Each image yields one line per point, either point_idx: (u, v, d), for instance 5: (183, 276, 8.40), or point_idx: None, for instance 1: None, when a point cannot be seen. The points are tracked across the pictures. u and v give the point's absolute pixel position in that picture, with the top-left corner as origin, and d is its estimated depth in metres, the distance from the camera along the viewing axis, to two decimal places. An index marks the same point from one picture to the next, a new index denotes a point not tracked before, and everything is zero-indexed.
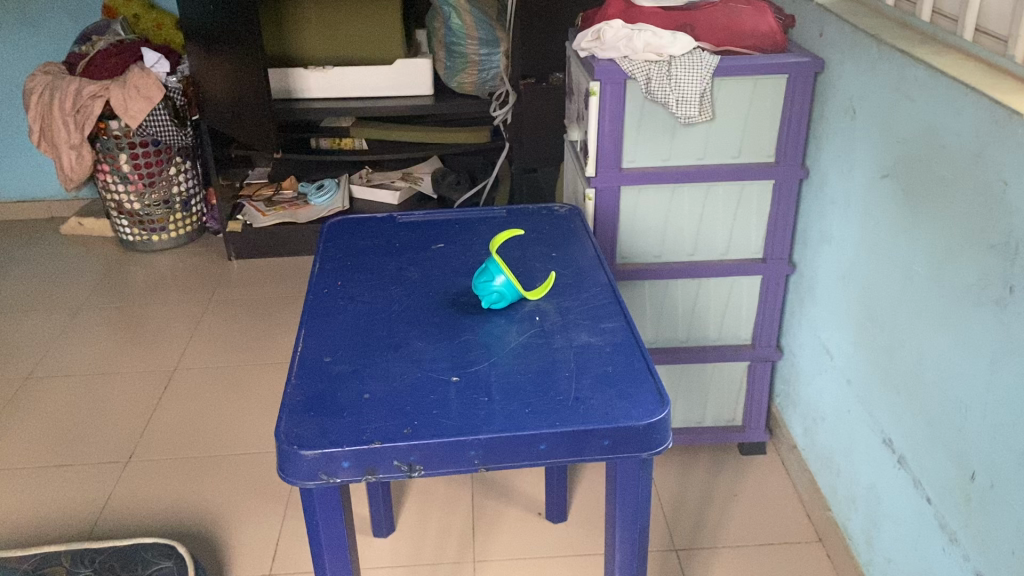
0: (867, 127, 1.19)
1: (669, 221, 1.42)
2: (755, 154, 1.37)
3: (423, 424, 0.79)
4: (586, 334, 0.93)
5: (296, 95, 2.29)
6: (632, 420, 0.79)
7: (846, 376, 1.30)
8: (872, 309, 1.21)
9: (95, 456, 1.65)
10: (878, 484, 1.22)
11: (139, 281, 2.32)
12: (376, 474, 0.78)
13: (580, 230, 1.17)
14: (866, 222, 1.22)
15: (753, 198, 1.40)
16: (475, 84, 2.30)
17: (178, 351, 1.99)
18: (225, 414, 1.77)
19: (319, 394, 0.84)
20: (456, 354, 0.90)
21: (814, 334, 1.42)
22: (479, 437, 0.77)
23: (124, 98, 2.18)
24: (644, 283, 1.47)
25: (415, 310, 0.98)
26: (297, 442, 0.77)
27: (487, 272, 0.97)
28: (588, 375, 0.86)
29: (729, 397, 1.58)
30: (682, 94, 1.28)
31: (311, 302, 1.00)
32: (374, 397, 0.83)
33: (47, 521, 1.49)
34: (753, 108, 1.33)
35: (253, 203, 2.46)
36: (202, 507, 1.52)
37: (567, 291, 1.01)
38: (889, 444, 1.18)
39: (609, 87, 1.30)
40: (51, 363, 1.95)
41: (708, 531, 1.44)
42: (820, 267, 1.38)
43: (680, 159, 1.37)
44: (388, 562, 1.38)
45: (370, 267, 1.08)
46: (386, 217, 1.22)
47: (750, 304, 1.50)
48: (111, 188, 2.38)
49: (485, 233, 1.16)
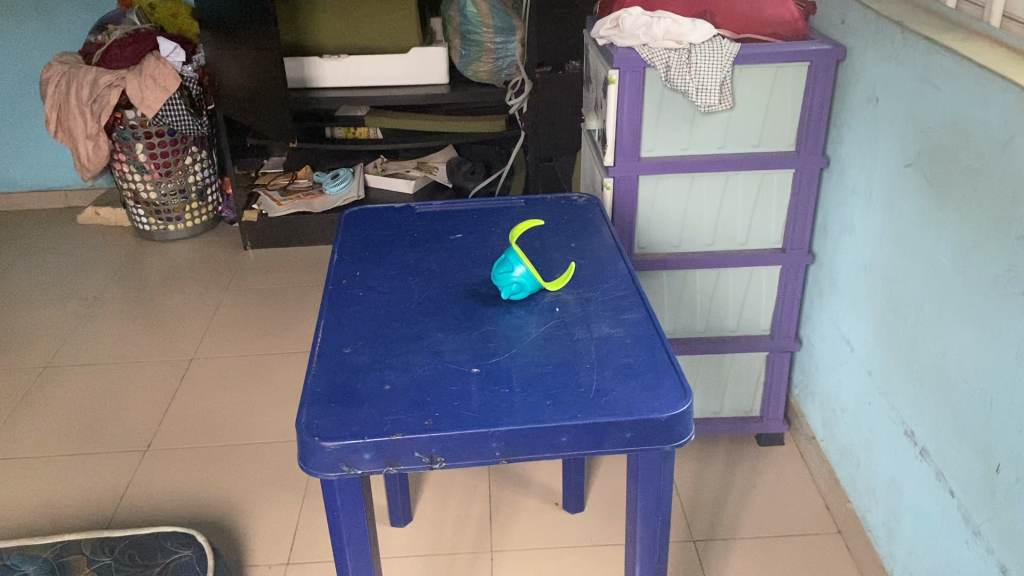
0: (891, 114, 1.17)
1: (689, 210, 1.41)
2: (774, 144, 1.36)
3: (444, 415, 0.79)
4: (607, 325, 0.92)
5: (312, 84, 2.29)
6: (656, 412, 0.78)
7: (867, 368, 1.29)
8: (894, 300, 1.20)
9: (115, 444, 1.66)
10: (899, 478, 1.21)
11: (157, 271, 2.33)
12: (397, 466, 0.78)
13: (598, 220, 1.16)
14: (888, 214, 1.20)
15: (773, 187, 1.39)
16: (490, 73, 2.28)
17: (195, 340, 2.00)
18: (244, 402, 1.77)
19: (338, 386, 0.84)
20: (477, 345, 0.89)
21: (834, 325, 1.40)
22: (501, 429, 0.77)
23: (140, 88, 2.18)
24: (663, 274, 1.46)
25: (434, 301, 0.98)
26: (317, 434, 0.77)
27: (506, 263, 0.96)
28: (610, 367, 0.85)
29: (747, 387, 1.57)
30: (702, 82, 1.27)
31: (329, 293, 1.00)
32: (395, 388, 0.83)
33: (68, 508, 1.50)
34: (774, 97, 1.31)
35: (268, 192, 2.45)
36: (220, 496, 1.52)
37: (588, 282, 1.01)
38: (911, 436, 1.17)
39: (629, 75, 1.29)
40: (70, 352, 1.96)
41: (725, 522, 1.44)
42: (841, 257, 1.36)
43: (700, 149, 1.36)
44: (406, 552, 1.38)
45: (389, 258, 1.08)
46: (404, 207, 1.22)
47: (769, 295, 1.49)
48: (127, 177, 2.38)
49: (504, 224, 1.16)
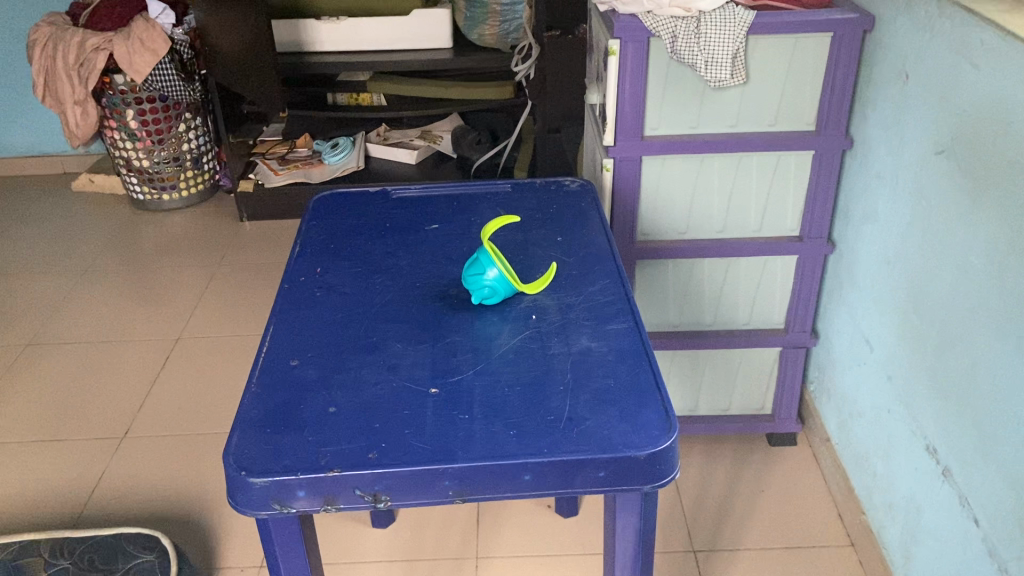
0: (923, 94, 1.05)
1: (696, 194, 1.29)
2: (791, 123, 1.23)
3: (391, 447, 0.69)
4: (587, 338, 0.81)
5: (309, 48, 2.18)
6: (632, 450, 0.68)
7: (887, 373, 1.18)
8: (920, 301, 1.08)
9: (91, 431, 1.59)
10: (918, 496, 1.10)
11: (150, 242, 2.25)
12: (336, 505, 0.68)
13: (591, 210, 1.05)
14: (916, 204, 1.08)
15: (790, 170, 1.27)
16: (496, 37, 2.16)
17: (183, 318, 1.92)
18: (229, 386, 1.69)
19: (277, 407, 0.74)
20: (439, 359, 0.79)
21: (853, 321, 1.29)
22: (454, 466, 0.67)
23: (127, 51, 2.07)
24: (667, 263, 1.35)
25: (397, 305, 0.88)
26: (246, 468, 0.68)
27: (478, 264, 0.86)
28: (585, 391, 0.74)
29: (759, 384, 1.46)
30: (713, 55, 1.14)
31: (283, 293, 0.90)
32: (341, 411, 0.73)
33: (37, 502, 1.43)
34: (792, 70, 1.19)
35: (267, 161, 2.37)
36: (195, 490, 1.45)
37: (570, 284, 0.90)
38: (933, 453, 1.05)
39: (632, 46, 1.17)
40: (55, 328, 1.89)
41: (730, 530, 1.34)
42: (862, 247, 1.24)
43: (709, 128, 1.24)
44: (385, 556, 1.30)
45: (355, 252, 0.98)
46: (379, 191, 1.12)
47: (784, 285, 1.37)
48: (119, 144, 2.29)
49: (486, 212, 1.05)
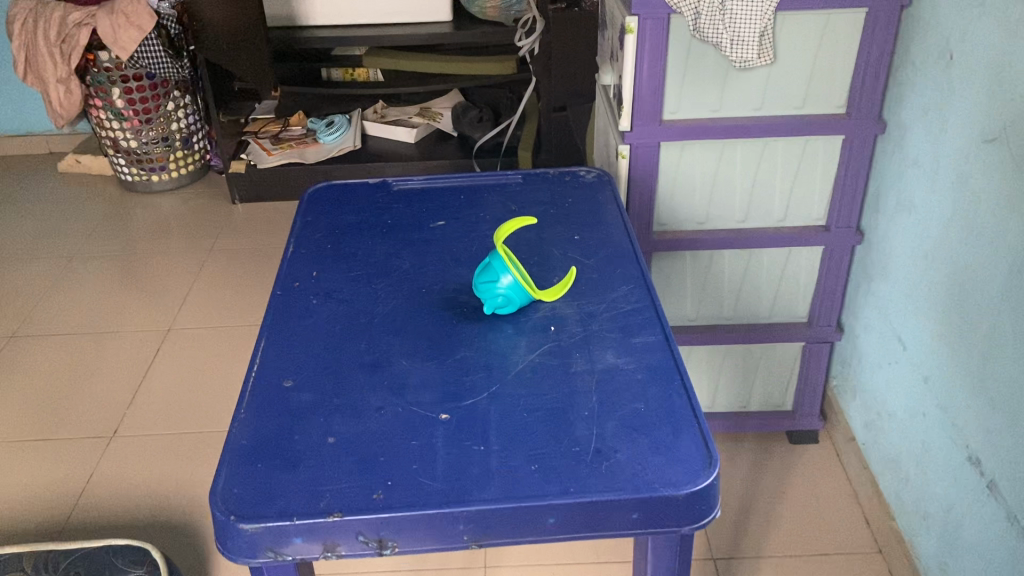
0: (971, 76, 0.96)
1: (717, 182, 1.21)
2: (820, 106, 1.14)
3: (399, 486, 0.62)
4: (613, 353, 0.74)
5: (302, 22, 2.08)
6: (671, 489, 0.60)
7: (923, 374, 1.11)
8: (964, 300, 1.00)
9: (79, 430, 1.52)
10: (959, 507, 1.03)
11: (140, 226, 2.16)
12: (337, 551, 0.61)
13: (609, 203, 0.97)
14: (960, 195, 1.00)
15: (818, 156, 1.18)
16: (499, 9, 2.08)
17: (175, 307, 1.84)
18: (222, 381, 1.62)
19: (271, 437, 0.66)
20: (449, 379, 0.72)
21: (883, 316, 1.21)
22: (470, 509, 0.60)
23: (112, 26, 1.96)
24: (685, 255, 1.27)
25: (401, 314, 0.80)
26: (235, 512, 0.60)
27: (490, 270, 0.78)
28: (613, 418, 0.67)
29: (780, 380, 1.39)
30: (738, 34, 1.05)
31: (275, 301, 0.82)
32: (341, 441, 0.66)
33: (22, 507, 1.36)
34: (823, 49, 1.10)
35: (259, 140, 2.28)
36: (187, 494, 1.38)
37: (591, 290, 0.82)
38: (976, 463, 0.99)
39: (651, 23, 1.08)
40: (41, 320, 1.82)
41: (752, 536, 1.27)
42: (896, 238, 1.16)
43: (733, 111, 1.15)
44: (389, 566, 1.24)
45: (355, 252, 0.90)
46: (379, 183, 1.04)
47: (809, 277, 1.29)
48: (105, 124, 2.20)
49: (495, 207, 0.97)
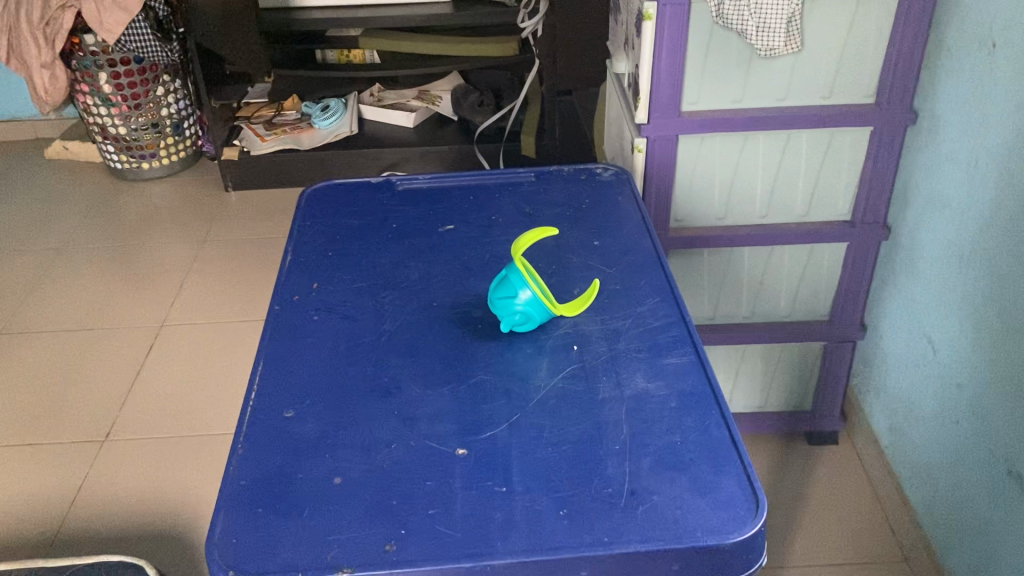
0: (1015, 64, 0.90)
1: (738, 177, 1.15)
2: (849, 96, 1.08)
3: (415, 535, 0.56)
4: (643, 377, 0.68)
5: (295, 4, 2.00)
6: (714, 538, 0.55)
7: (956, 379, 1.05)
8: (1004, 304, 0.94)
9: (69, 434, 1.46)
10: (996, 520, 0.98)
11: (131, 215, 2.09)
12: None
13: (629, 205, 0.91)
14: (1001, 192, 0.94)
15: (844, 149, 1.12)
16: None
17: (168, 302, 1.78)
18: (217, 381, 1.56)
19: (272, 476, 0.61)
20: (465, 408, 0.66)
21: (912, 316, 1.15)
22: (493, 562, 0.54)
23: (97, 9, 1.88)
24: (702, 252, 1.21)
25: (410, 332, 0.74)
26: (234, 566, 0.55)
27: (508, 285, 0.72)
28: (646, 453, 0.61)
29: (799, 380, 1.34)
30: (765, 20, 0.98)
31: (273, 318, 0.76)
32: (349, 482, 0.60)
33: (12, 517, 1.31)
34: (853, 35, 1.03)
35: (252, 126, 2.20)
36: (182, 502, 1.32)
37: (615, 304, 0.76)
38: (1016, 477, 0.93)
39: (670, 10, 1.01)
40: (28, 316, 1.75)
41: (772, 544, 1.22)
42: (927, 235, 1.10)
43: (756, 101, 1.09)
44: None
45: (358, 262, 0.83)
46: (382, 182, 0.97)
47: (832, 274, 1.23)
48: (93, 110, 2.13)
49: (507, 210, 0.90)
